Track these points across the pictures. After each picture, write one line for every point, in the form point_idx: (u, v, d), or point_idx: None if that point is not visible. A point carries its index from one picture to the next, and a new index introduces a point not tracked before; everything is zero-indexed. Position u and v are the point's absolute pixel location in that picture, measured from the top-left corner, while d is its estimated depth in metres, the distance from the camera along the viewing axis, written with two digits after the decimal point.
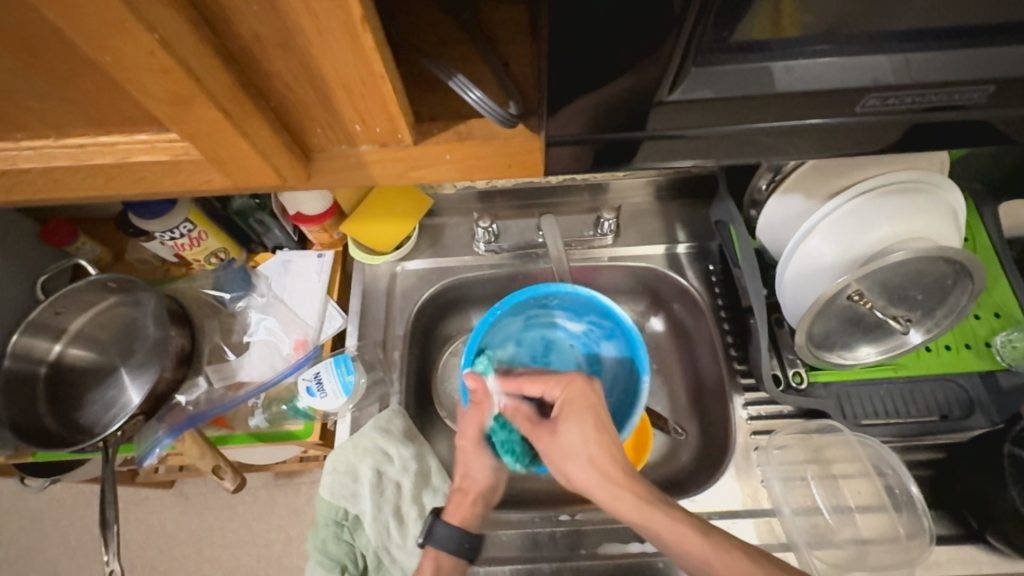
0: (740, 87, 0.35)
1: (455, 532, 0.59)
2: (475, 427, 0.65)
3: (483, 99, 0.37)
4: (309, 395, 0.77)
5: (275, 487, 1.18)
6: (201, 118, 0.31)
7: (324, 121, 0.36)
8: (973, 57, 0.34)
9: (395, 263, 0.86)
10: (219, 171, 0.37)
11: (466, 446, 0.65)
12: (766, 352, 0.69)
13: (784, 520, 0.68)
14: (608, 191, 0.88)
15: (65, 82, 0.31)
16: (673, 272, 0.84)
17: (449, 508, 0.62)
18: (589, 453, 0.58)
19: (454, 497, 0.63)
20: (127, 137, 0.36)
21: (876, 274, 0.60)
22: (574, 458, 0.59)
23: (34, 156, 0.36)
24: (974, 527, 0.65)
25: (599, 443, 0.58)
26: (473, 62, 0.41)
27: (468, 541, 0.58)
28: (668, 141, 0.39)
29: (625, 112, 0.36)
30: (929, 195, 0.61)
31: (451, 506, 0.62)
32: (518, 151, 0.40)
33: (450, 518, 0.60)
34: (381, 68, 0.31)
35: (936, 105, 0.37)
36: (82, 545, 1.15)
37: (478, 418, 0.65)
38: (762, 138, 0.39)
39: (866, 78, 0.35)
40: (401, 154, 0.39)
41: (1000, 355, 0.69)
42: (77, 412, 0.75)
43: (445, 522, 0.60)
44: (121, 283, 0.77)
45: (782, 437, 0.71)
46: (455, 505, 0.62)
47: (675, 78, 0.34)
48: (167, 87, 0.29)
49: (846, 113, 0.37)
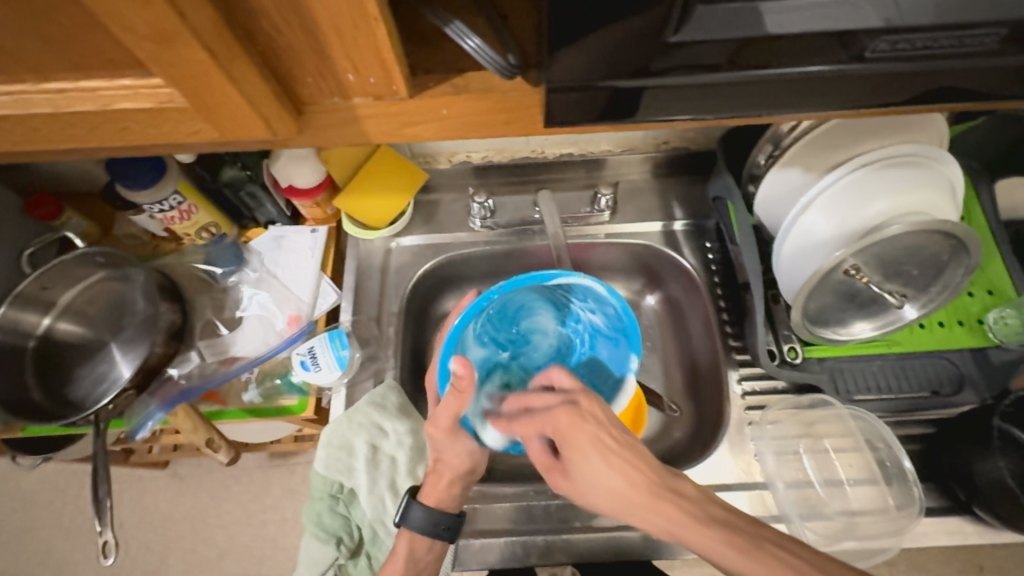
0: (743, 31, 0.34)
1: (430, 513, 0.62)
2: (450, 412, 0.60)
3: (482, 47, 0.36)
4: (303, 370, 0.76)
5: (270, 468, 1.18)
6: (187, 59, 0.30)
7: (316, 69, 0.35)
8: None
9: (389, 239, 0.84)
10: (206, 121, 0.36)
11: (446, 410, 0.60)
12: (762, 325, 0.68)
13: (777, 493, 0.68)
14: (606, 167, 0.87)
15: (43, 16, 0.30)
16: (669, 249, 0.83)
17: (424, 488, 0.65)
18: (615, 465, 0.52)
19: (428, 478, 0.64)
20: (109, 83, 0.34)
21: (871, 248, 0.60)
22: (594, 491, 0.53)
23: (11, 102, 0.35)
24: (961, 498, 0.66)
25: (616, 470, 0.52)
26: (470, 14, 0.40)
27: (441, 522, 0.62)
28: (671, 92, 0.38)
29: (625, 60, 0.35)
30: (927, 168, 0.61)
31: (427, 485, 0.65)
32: (517, 106, 0.39)
33: (424, 498, 0.64)
34: (375, 8, 0.30)
35: (947, 51, 0.36)
36: (76, 525, 1.15)
37: (455, 404, 0.59)
38: (755, 91, 0.38)
39: (877, 18, 0.34)
40: (396, 107, 0.38)
41: (992, 331, 0.70)
42: (67, 386, 0.74)
43: (419, 505, 0.63)
44: (110, 257, 0.75)
45: (775, 412, 0.72)
46: (430, 484, 0.64)
47: (683, 13, 0.33)
48: (149, 20, 0.27)
49: (855, 61, 0.37)
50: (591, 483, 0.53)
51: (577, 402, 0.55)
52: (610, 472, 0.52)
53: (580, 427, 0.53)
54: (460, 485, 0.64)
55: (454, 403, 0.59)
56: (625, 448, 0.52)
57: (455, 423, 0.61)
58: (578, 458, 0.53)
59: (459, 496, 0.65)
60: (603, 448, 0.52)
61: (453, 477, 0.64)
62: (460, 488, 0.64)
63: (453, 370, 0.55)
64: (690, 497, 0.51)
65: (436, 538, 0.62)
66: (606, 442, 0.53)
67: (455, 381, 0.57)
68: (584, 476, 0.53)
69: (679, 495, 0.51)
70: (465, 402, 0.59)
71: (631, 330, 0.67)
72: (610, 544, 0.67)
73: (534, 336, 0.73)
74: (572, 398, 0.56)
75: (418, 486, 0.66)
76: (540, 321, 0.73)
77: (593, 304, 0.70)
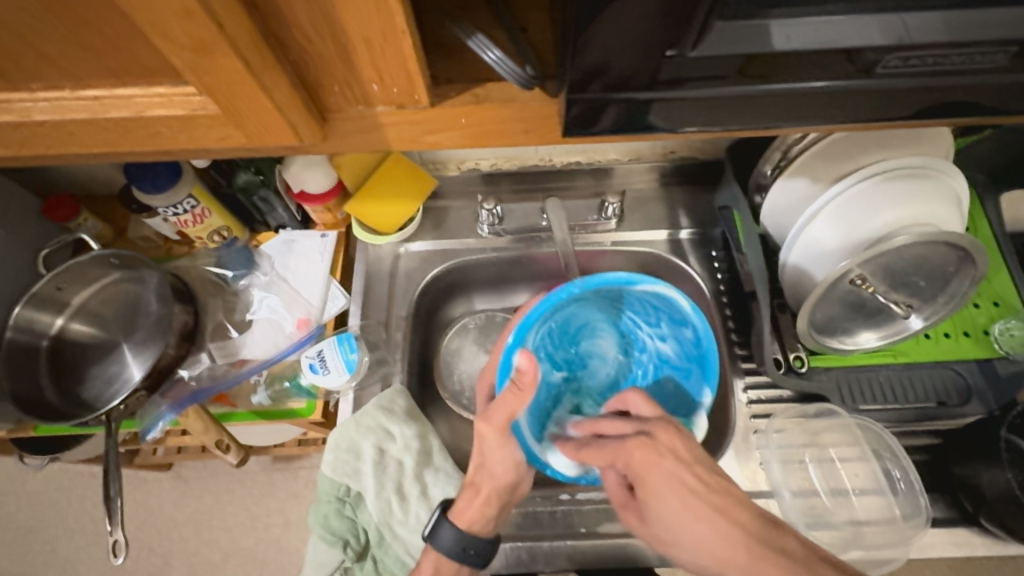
0: (759, 46, 0.35)
1: (457, 532, 0.60)
2: (505, 410, 0.62)
3: (502, 58, 0.37)
4: (312, 372, 0.77)
5: (274, 471, 1.19)
6: (222, 67, 0.31)
7: (343, 77, 0.36)
8: (994, 17, 0.34)
9: (398, 244, 0.85)
10: (236, 128, 0.37)
11: (501, 409, 0.62)
12: (767, 334, 0.69)
13: (783, 501, 0.69)
14: (613, 175, 0.87)
15: (86, 25, 0.31)
16: (676, 257, 0.84)
17: (455, 505, 0.63)
18: (699, 513, 0.51)
19: (464, 493, 0.63)
20: (144, 90, 0.35)
21: (879, 259, 0.60)
22: (682, 544, 0.52)
23: (49, 108, 0.36)
24: (968, 509, 0.66)
25: (699, 515, 0.51)
26: (489, 26, 0.41)
27: (473, 547, 0.60)
28: (686, 105, 0.39)
29: (641, 72, 0.36)
30: (934, 179, 0.61)
31: (461, 502, 0.63)
32: (534, 116, 0.40)
33: (454, 517, 0.62)
34: (403, 21, 0.31)
35: (955, 67, 0.37)
36: (80, 526, 1.15)
37: (513, 402, 0.61)
38: (767, 104, 0.39)
39: (886, 36, 0.35)
40: (417, 116, 0.39)
41: (997, 343, 0.70)
42: (80, 386, 0.75)
43: (449, 522, 0.62)
44: (124, 259, 0.77)
45: (780, 421, 0.72)
46: (463, 503, 0.63)
47: (699, 32, 0.33)
48: (189, 30, 0.28)
49: (864, 75, 0.38)
50: (680, 533, 0.52)
51: (653, 434, 0.58)
52: (696, 518, 0.51)
53: (654, 459, 0.56)
54: (496, 505, 0.62)
55: (512, 402, 0.62)
56: (707, 490, 0.53)
57: (508, 424, 0.63)
58: (657, 498, 0.54)
59: (493, 518, 0.62)
60: (682, 490, 0.53)
61: (489, 494, 0.63)
62: (495, 509, 0.62)
63: (518, 364, 0.60)
64: (797, 554, 0.46)
65: (457, 561, 0.60)
66: (688, 481, 0.54)
67: (516, 377, 0.60)
68: (668, 521, 0.53)
69: (782, 552, 0.47)
70: (524, 402, 0.61)
71: (704, 355, 0.69)
72: (616, 551, 0.67)
73: (593, 362, 0.77)
74: (648, 429, 0.58)
75: (450, 504, 0.64)
76: (599, 345, 0.77)
77: (669, 331, 0.74)
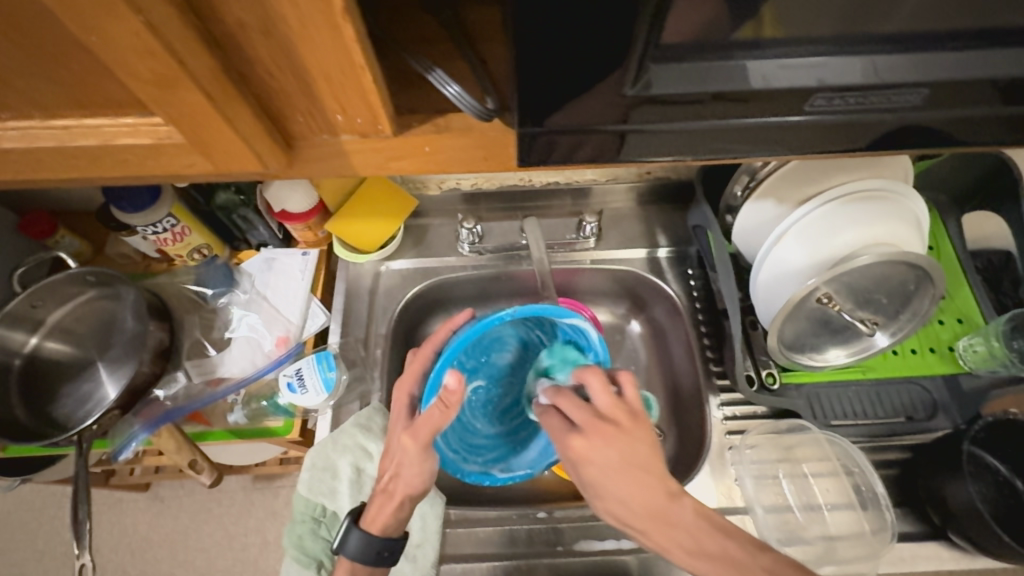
0: (713, 85, 0.37)
1: (374, 541, 0.60)
2: (431, 426, 0.55)
3: (461, 93, 0.39)
4: (289, 392, 0.78)
5: (254, 490, 1.17)
6: (185, 102, 0.32)
7: (307, 109, 0.37)
8: (911, 64, 0.37)
9: (378, 262, 0.86)
10: (203, 156, 0.38)
11: (432, 419, 0.55)
12: (739, 351, 0.71)
13: (756, 518, 0.69)
14: (591, 195, 0.89)
15: (53, 60, 0.32)
16: (653, 275, 0.86)
17: (367, 512, 0.61)
18: (627, 488, 0.49)
19: (378, 499, 0.61)
20: (111, 120, 0.36)
21: (842, 277, 0.62)
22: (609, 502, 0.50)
23: (17, 136, 0.37)
24: (936, 524, 0.67)
25: (634, 491, 0.49)
26: (453, 60, 0.43)
27: (388, 549, 0.60)
28: (641, 138, 0.41)
29: (594, 107, 0.38)
30: (892, 202, 0.64)
31: (374, 509, 0.61)
32: (495, 145, 0.42)
33: (367, 523, 0.61)
34: (362, 59, 0.32)
35: (880, 107, 0.40)
36: (51, 549, 1.12)
37: (436, 420, 0.55)
38: (723, 137, 0.41)
39: (814, 79, 0.37)
40: (382, 145, 0.41)
41: (962, 359, 0.72)
42: (51, 406, 0.74)
43: (359, 529, 0.60)
44: (100, 276, 0.76)
45: (753, 437, 0.73)
46: (377, 508, 0.61)
47: (637, 72, 0.36)
48: (151, 68, 0.30)
49: (799, 112, 0.40)
50: (608, 493, 0.50)
51: (616, 417, 0.50)
52: (633, 489, 0.49)
53: (606, 440, 0.49)
54: (408, 509, 0.60)
55: (437, 418, 0.55)
56: (653, 471, 0.49)
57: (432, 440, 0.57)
58: (603, 468, 0.49)
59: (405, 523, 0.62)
60: (623, 464, 0.49)
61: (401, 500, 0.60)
62: (408, 513, 0.61)
63: (446, 383, 0.54)
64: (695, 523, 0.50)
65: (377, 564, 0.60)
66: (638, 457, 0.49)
67: (443, 396, 0.54)
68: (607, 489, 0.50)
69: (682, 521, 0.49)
70: (449, 420, 0.55)
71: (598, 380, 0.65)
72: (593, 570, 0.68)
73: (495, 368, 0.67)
74: (609, 414, 0.50)
75: (361, 511, 0.62)
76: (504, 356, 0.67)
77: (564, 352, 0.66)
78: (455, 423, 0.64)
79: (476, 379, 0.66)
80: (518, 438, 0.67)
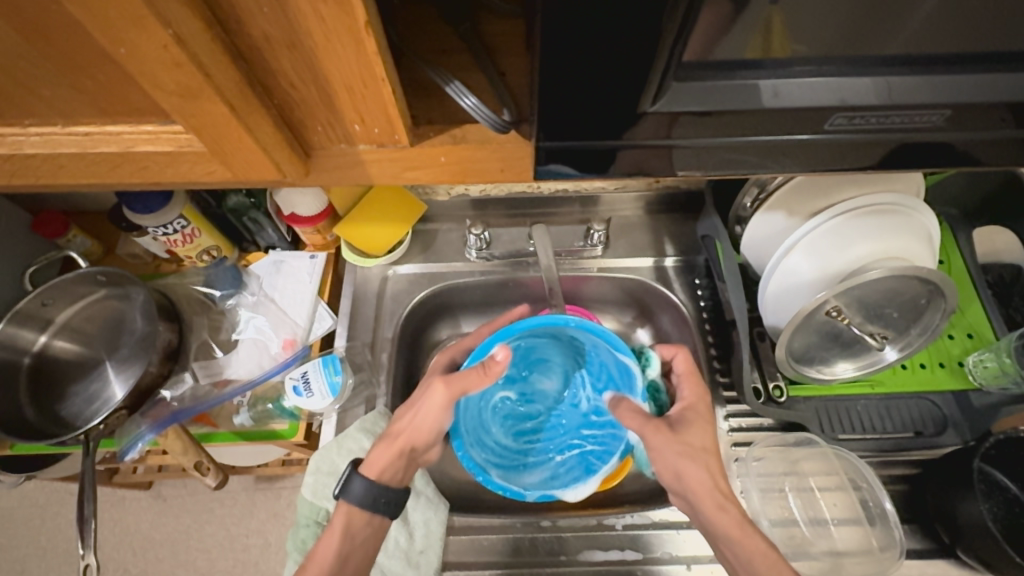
0: (730, 102, 0.37)
1: (371, 487, 0.59)
2: (465, 384, 0.60)
3: (477, 105, 0.39)
4: (295, 395, 0.77)
5: (256, 491, 1.17)
6: (207, 112, 0.32)
7: (325, 119, 0.37)
8: (929, 84, 0.37)
9: (386, 266, 0.86)
10: (221, 164, 0.38)
11: (471, 378, 0.60)
12: (747, 363, 0.70)
13: (761, 531, 0.69)
14: (599, 203, 0.90)
15: (78, 70, 0.33)
16: (661, 284, 0.85)
17: (369, 455, 0.62)
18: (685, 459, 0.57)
19: (381, 445, 0.61)
20: (133, 128, 0.37)
21: (853, 291, 0.62)
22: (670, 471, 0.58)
23: (40, 143, 0.37)
24: (944, 541, 0.67)
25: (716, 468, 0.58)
26: (469, 71, 0.43)
27: (383, 497, 0.59)
28: (656, 152, 0.41)
29: (610, 122, 0.38)
30: (904, 216, 0.63)
31: (375, 456, 0.61)
32: (510, 156, 0.42)
33: (367, 468, 0.61)
34: (383, 72, 0.33)
35: (896, 126, 0.40)
36: (52, 547, 1.13)
37: (474, 380, 0.60)
38: (737, 152, 0.42)
39: (833, 99, 0.37)
40: (398, 155, 0.41)
41: (972, 375, 0.72)
42: (59, 405, 0.75)
43: (361, 477, 0.60)
44: (112, 276, 0.77)
45: (760, 449, 0.72)
46: (378, 454, 0.61)
47: (656, 89, 0.36)
48: (175, 79, 0.30)
49: (815, 130, 0.40)
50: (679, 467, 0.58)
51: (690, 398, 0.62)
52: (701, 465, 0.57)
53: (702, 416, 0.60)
54: (406, 465, 0.62)
55: (473, 379, 0.60)
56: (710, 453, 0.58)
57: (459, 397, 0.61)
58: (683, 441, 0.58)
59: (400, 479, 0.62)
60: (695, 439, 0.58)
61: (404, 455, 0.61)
62: (406, 471, 0.62)
63: (496, 353, 0.59)
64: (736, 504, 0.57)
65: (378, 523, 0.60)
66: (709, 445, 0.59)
67: (488, 361, 0.59)
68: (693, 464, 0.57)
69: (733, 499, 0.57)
70: (484, 384, 0.60)
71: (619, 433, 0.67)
72: None
73: (534, 391, 0.73)
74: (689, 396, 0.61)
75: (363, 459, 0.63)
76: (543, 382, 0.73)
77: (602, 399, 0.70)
78: (478, 415, 0.69)
79: (510, 389, 0.73)
80: (523, 460, 0.69)
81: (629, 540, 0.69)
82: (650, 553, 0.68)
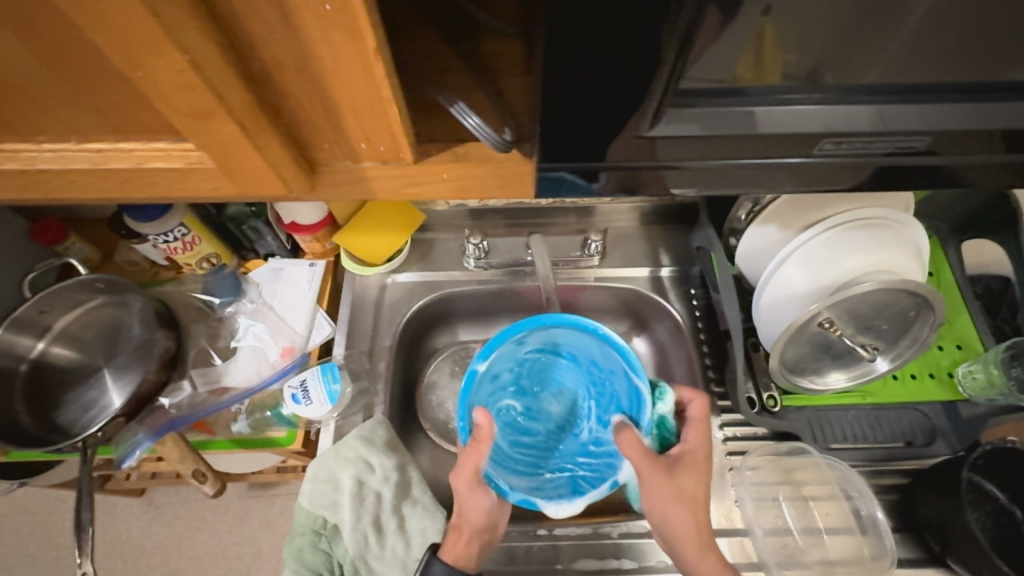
0: (723, 125, 0.38)
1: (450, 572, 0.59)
2: (469, 467, 0.61)
3: (480, 125, 0.41)
4: (294, 403, 0.77)
5: (249, 498, 1.17)
6: (219, 132, 0.33)
7: (331, 137, 0.38)
8: (913, 112, 0.39)
9: (385, 275, 0.87)
10: (229, 179, 0.39)
11: (472, 456, 0.61)
12: (741, 373, 0.71)
13: (755, 540, 0.69)
14: (595, 214, 0.91)
15: (92, 88, 0.34)
16: (656, 294, 0.87)
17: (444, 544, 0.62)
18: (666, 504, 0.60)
19: (450, 533, 0.62)
20: (143, 144, 0.37)
21: (844, 303, 0.63)
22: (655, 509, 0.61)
23: (52, 158, 0.38)
24: (934, 550, 0.68)
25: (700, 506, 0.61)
26: (470, 90, 0.44)
27: None
28: (651, 171, 0.42)
29: (607, 142, 0.40)
30: (893, 230, 0.65)
31: (448, 542, 0.62)
32: (509, 174, 0.43)
33: (445, 555, 0.61)
34: (389, 94, 0.34)
35: (881, 150, 0.41)
36: (43, 555, 1.12)
37: (475, 458, 0.61)
38: (728, 173, 0.43)
39: (819, 125, 0.39)
40: (401, 171, 0.42)
41: (961, 385, 0.73)
42: (57, 412, 0.75)
43: (440, 561, 0.60)
44: (111, 284, 0.77)
45: (754, 459, 0.73)
46: (451, 542, 0.62)
47: (653, 113, 0.37)
48: (189, 100, 0.31)
49: (803, 153, 0.41)
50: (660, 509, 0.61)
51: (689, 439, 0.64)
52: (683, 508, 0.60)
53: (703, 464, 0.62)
54: (477, 544, 0.62)
55: (474, 455, 0.61)
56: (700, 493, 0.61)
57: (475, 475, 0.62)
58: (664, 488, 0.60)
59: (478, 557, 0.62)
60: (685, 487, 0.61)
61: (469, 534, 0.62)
62: (479, 547, 0.62)
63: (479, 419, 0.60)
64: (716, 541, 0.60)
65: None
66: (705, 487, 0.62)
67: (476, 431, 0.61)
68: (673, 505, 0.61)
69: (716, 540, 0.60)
70: (484, 458, 0.61)
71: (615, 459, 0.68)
72: None
73: (540, 410, 0.75)
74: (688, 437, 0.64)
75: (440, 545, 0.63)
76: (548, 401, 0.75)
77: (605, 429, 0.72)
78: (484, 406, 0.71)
79: (517, 400, 0.74)
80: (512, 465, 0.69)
81: (625, 548, 0.70)
82: (644, 562, 0.69)
